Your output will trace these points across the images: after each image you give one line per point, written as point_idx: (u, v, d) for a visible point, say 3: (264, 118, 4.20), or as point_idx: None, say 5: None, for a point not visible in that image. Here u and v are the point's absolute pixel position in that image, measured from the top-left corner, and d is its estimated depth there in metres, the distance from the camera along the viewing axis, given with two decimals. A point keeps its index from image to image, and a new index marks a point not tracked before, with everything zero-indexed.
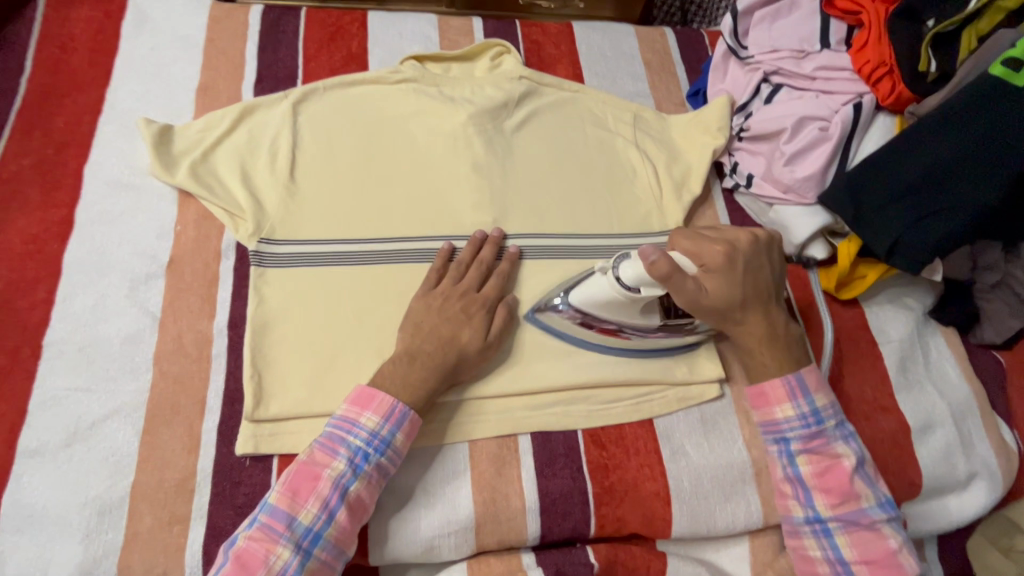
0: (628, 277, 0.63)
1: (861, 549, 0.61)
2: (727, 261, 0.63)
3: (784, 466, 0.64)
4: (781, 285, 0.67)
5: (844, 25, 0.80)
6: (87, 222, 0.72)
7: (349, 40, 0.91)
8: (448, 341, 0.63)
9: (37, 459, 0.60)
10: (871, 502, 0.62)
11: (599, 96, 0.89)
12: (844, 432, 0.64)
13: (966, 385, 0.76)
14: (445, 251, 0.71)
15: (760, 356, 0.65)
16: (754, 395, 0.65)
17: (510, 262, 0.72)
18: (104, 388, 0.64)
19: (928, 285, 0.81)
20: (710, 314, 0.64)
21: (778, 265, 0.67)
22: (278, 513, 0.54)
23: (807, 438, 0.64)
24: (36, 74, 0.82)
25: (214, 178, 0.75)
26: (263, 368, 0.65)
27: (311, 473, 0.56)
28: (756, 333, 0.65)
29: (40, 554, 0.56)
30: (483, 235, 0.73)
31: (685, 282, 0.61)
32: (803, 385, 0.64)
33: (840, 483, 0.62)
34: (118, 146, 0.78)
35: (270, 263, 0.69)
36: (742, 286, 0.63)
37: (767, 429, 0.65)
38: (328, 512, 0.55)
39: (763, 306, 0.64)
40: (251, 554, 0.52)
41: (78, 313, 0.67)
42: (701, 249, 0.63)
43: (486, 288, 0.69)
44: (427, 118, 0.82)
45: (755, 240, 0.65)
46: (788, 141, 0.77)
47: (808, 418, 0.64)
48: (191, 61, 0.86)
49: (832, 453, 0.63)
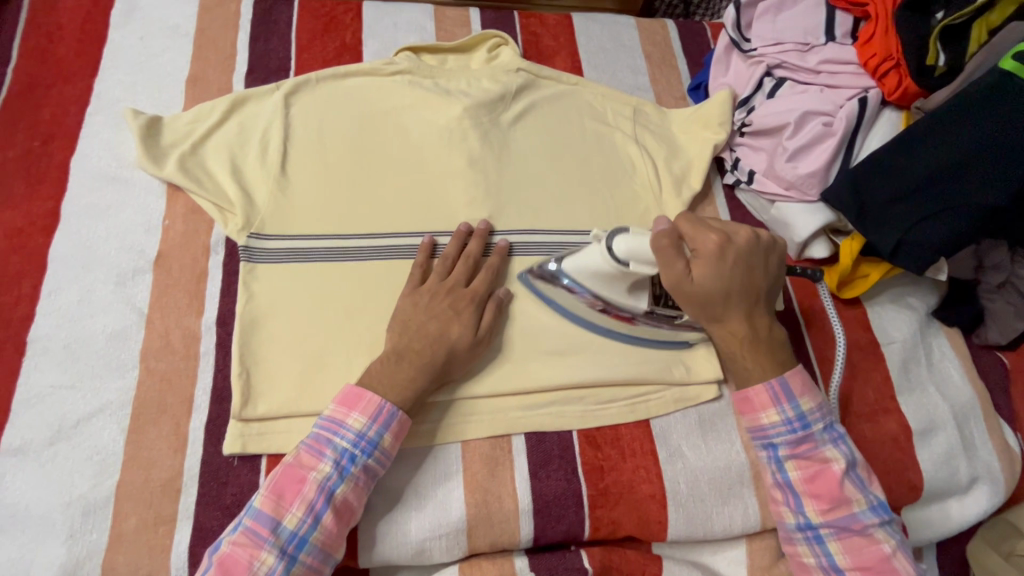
0: (620, 250, 0.61)
1: (854, 555, 0.59)
2: (720, 252, 0.60)
3: (773, 472, 0.62)
4: (775, 291, 0.64)
5: (850, 18, 0.78)
6: (73, 216, 0.71)
7: (342, 30, 0.89)
8: (436, 337, 0.62)
9: (20, 458, 0.59)
10: (862, 506, 0.60)
11: (597, 89, 0.87)
12: (833, 435, 0.61)
13: (969, 387, 0.75)
14: (427, 246, 0.69)
15: (741, 360, 0.63)
16: (741, 402, 0.62)
17: (500, 257, 0.70)
18: (90, 386, 0.62)
19: (932, 284, 0.79)
20: (691, 303, 0.61)
21: (775, 270, 0.63)
22: (262, 517, 0.53)
23: (795, 443, 0.61)
24: (22, 65, 0.80)
25: (203, 171, 0.73)
26: (252, 365, 0.63)
27: (297, 475, 0.55)
28: (736, 333, 0.62)
29: (22, 555, 0.55)
30: (469, 227, 0.71)
31: (674, 260, 0.60)
32: (787, 390, 0.61)
33: (829, 489, 0.59)
34: (105, 138, 0.76)
35: (260, 258, 0.68)
36: (731, 280, 0.60)
37: (754, 434, 0.63)
38: (313, 515, 0.54)
39: (748, 307, 0.62)
40: (234, 560, 0.51)
41: (63, 309, 0.66)
42: (698, 233, 0.61)
43: (475, 283, 0.67)
44: (421, 111, 0.80)
45: (755, 237, 0.62)
46: (791, 136, 0.75)
47: (794, 423, 0.61)
48: (180, 51, 0.85)
49: (821, 458, 0.60)
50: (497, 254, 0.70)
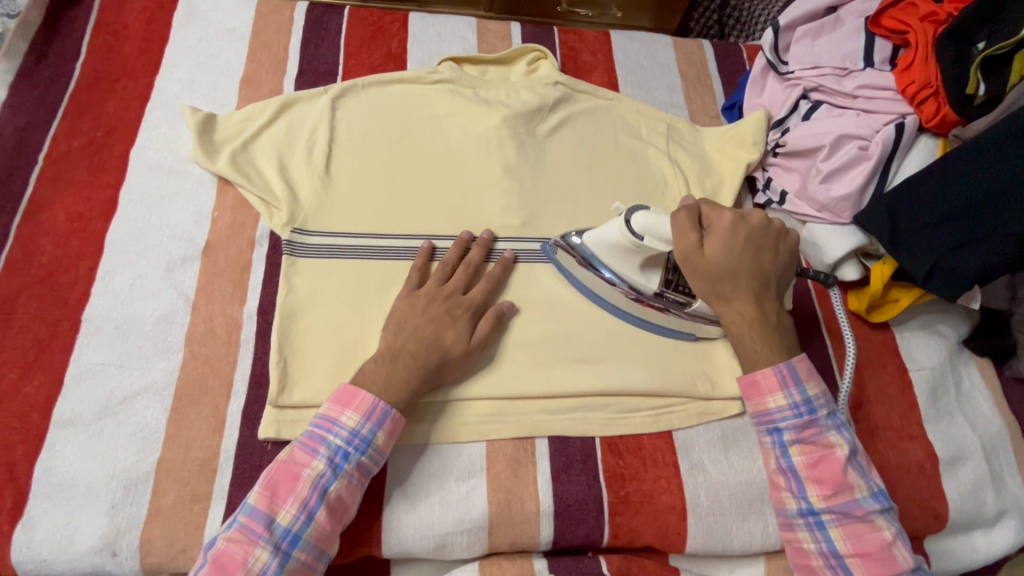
0: (637, 223, 0.65)
1: (855, 541, 0.59)
2: (734, 229, 0.64)
3: (777, 457, 0.63)
4: (784, 277, 0.67)
5: (889, 45, 0.78)
6: (131, 204, 0.75)
7: (389, 39, 0.93)
8: (431, 341, 0.63)
9: (70, 430, 0.62)
10: (863, 493, 0.60)
11: (632, 105, 0.89)
12: (836, 422, 0.62)
13: (998, 418, 0.74)
14: (425, 250, 0.71)
15: (749, 341, 0.64)
16: (747, 385, 0.64)
17: (501, 267, 0.72)
18: (137, 365, 0.65)
19: (963, 313, 0.78)
20: (701, 278, 0.65)
21: (785, 261, 0.67)
22: (257, 514, 0.54)
23: (801, 427, 0.62)
24: (90, 60, 0.85)
25: (253, 167, 0.77)
26: (289, 355, 0.66)
27: (290, 472, 0.56)
28: (742, 312, 0.64)
29: (67, 523, 0.58)
30: (471, 236, 0.73)
31: (690, 232, 0.64)
32: (795, 374, 0.63)
33: (832, 474, 0.60)
34: (163, 132, 0.80)
35: (302, 253, 0.71)
36: (741, 257, 0.64)
37: (760, 419, 0.64)
38: (307, 511, 0.55)
39: (757, 287, 0.65)
40: (228, 556, 0.53)
41: (116, 291, 0.69)
42: (713, 212, 0.66)
43: (473, 292, 0.69)
44: (460, 119, 0.83)
45: (769, 223, 0.66)
46: (825, 158, 0.75)
47: (801, 408, 0.62)
48: (236, 53, 0.89)
49: (824, 443, 0.61)
50: (498, 263, 0.72)
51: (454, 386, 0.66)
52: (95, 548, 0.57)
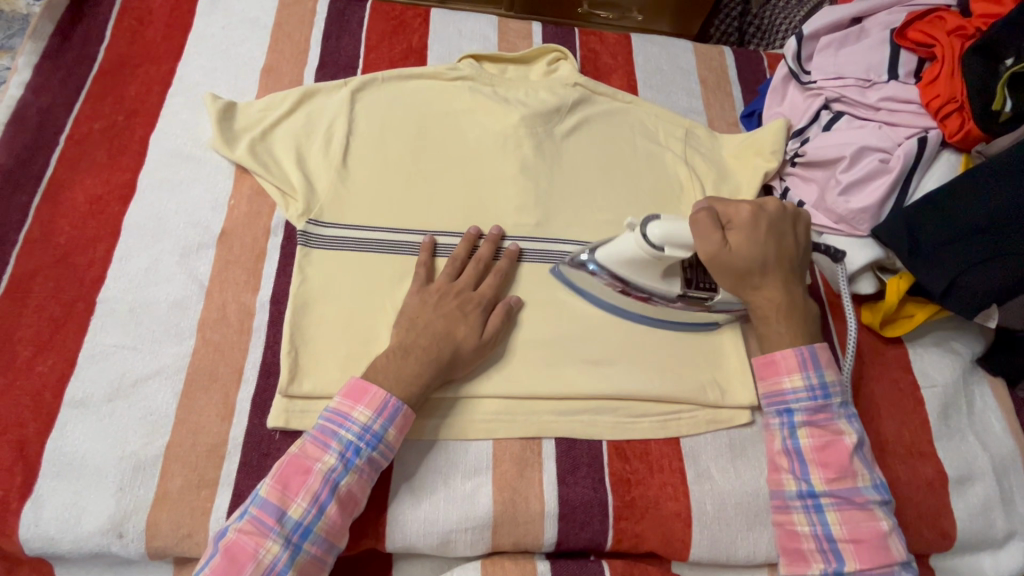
0: (655, 237, 0.63)
1: (850, 526, 0.58)
2: (752, 221, 0.64)
3: (784, 437, 0.62)
4: (806, 258, 0.68)
5: (915, 58, 0.78)
6: (149, 189, 0.75)
7: (410, 34, 0.93)
8: (442, 336, 0.63)
9: (81, 410, 0.62)
10: (866, 482, 0.59)
11: (650, 110, 0.88)
12: (848, 412, 0.62)
13: (1010, 438, 0.73)
14: (428, 246, 0.71)
15: (777, 327, 0.64)
16: (764, 364, 0.64)
17: (510, 261, 0.72)
18: (149, 348, 0.66)
19: (978, 331, 0.78)
20: (728, 274, 0.64)
21: (803, 239, 0.67)
22: (268, 507, 0.54)
23: (812, 411, 0.61)
24: (114, 44, 0.86)
25: (271, 158, 0.77)
26: (300, 346, 0.66)
27: (302, 466, 0.56)
28: (772, 299, 0.65)
29: (74, 502, 0.58)
30: (478, 231, 0.73)
31: (712, 231, 0.63)
32: (815, 358, 0.62)
33: (839, 459, 0.59)
34: (183, 118, 0.81)
35: (316, 243, 0.71)
36: (767, 247, 0.64)
37: (771, 398, 0.64)
38: (318, 505, 0.55)
39: (785, 275, 0.65)
40: (240, 547, 0.53)
41: (131, 275, 0.69)
42: (729, 209, 0.66)
43: (483, 287, 0.69)
44: (477, 117, 0.83)
45: (783, 208, 0.66)
46: (846, 169, 0.74)
47: (816, 391, 0.62)
48: (258, 42, 0.89)
49: (834, 429, 0.61)
50: (508, 259, 0.72)
51: (465, 383, 0.66)
52: (102, 528, 0.58)
